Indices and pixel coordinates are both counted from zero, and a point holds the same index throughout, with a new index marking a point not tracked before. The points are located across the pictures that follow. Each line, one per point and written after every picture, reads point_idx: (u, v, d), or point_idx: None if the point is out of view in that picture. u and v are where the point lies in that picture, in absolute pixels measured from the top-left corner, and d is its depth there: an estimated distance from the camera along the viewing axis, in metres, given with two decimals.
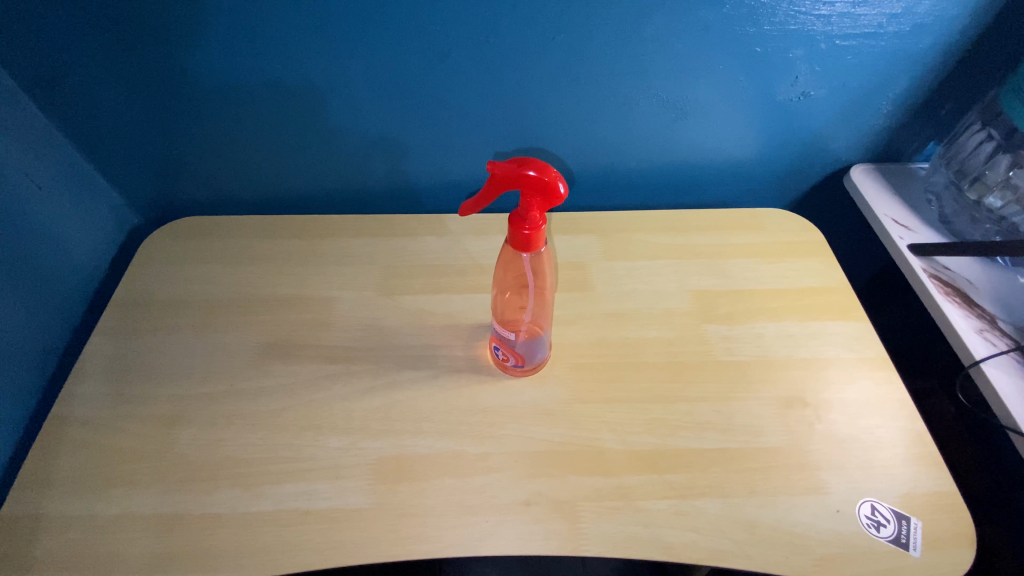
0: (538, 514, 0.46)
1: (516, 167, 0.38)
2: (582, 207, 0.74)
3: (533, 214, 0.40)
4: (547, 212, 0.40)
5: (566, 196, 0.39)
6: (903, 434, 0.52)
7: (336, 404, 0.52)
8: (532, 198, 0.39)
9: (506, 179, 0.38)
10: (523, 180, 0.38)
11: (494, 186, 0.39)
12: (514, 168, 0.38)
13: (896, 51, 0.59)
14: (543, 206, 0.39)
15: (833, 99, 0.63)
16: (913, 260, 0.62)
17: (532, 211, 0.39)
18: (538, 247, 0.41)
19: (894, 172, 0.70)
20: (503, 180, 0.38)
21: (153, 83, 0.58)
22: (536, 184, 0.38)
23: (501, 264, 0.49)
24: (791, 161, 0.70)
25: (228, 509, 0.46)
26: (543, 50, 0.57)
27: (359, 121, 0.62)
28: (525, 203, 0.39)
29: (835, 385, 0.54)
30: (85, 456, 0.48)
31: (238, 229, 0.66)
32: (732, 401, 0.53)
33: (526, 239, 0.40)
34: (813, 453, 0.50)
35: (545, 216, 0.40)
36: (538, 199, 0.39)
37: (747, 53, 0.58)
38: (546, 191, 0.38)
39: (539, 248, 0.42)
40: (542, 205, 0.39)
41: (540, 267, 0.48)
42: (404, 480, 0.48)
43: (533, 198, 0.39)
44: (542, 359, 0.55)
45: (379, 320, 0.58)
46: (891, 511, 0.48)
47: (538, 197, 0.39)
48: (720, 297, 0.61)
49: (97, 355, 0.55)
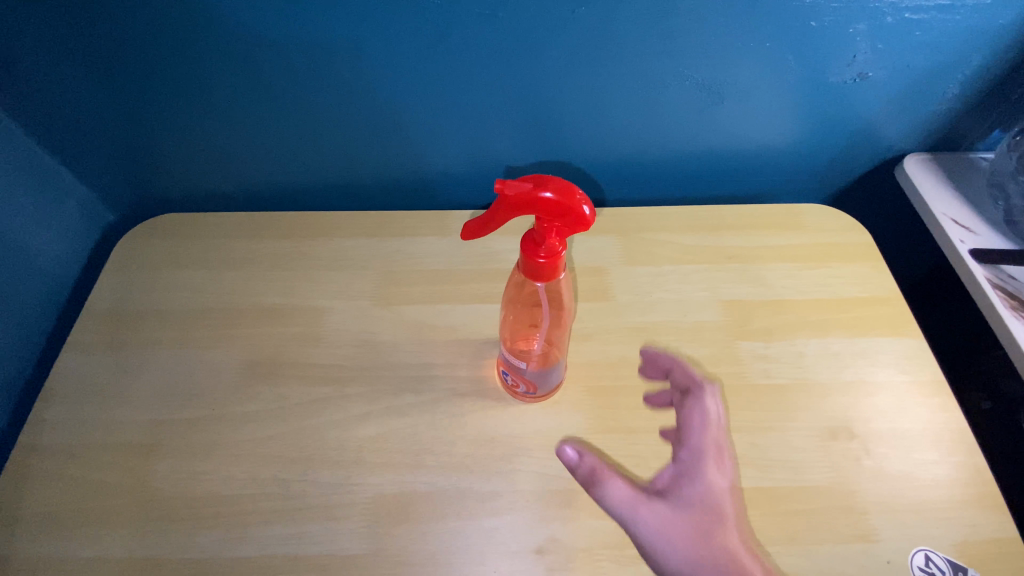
0: (552, 564, 0.41)
1: (530, 188, 0.31)
2: (603, 201, 0.67)
3: (550, 239, 0.34)
4: (567, 236, 0.35)
5: (592, 220, 0.33)
6: (961, 471, 0.46)
7: (327, 432, 0.47)
8: (552, 223, 0.33)
9: (523, 204, 0.32)
10: (538, 204, 0.32)
11: (504, 212, 0.33)
12: (528, 189, 0.32)
13: (972, 27, 0.51)
14: (563, 230, 0.34)
15: (892, 81, 0.55)
16: (975, 267, 0.55)
17: (552, 237, 0.34)
18: (556, 275, 0.36)
19: (953, 163, 0.63)
20: (514, 204, 0.32)
21: (117, 67, 0.51)
22: (558, 208, 0.32)
23: (512, 284, 0.43)
24: (836, 151, 0.63)
25: (208, 553, 0.41)
26: (562, 26, 0.49)
27: (353, 108, 0.55)
28: (542, 228, 0.34)
29: (885, 413, 0.49)
30: (54, 490, 0.44)
31: (222, 227, 0.60)
32: (769, 433, 0.47)
33: (542, 267, 0.35)
34: (861, 494, 0.45)
35: (564, 240, 0.35)
36: (558, 225, 0.33)
37: (799, 28, 0.50)
38: (570, 216, 0.32)
39: (557, 275, 0.36)
40: (563, 230, 0.34)
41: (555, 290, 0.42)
42: (403, 522, 0.43)
43: (552, 222, 0.33)
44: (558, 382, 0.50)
45: (375, 335, 0.52)
46: (947, 562, 0.42)
47: (559, 222, 0.33)
48: (756, 309, 0.55)
49: (68, 372, 0.50)
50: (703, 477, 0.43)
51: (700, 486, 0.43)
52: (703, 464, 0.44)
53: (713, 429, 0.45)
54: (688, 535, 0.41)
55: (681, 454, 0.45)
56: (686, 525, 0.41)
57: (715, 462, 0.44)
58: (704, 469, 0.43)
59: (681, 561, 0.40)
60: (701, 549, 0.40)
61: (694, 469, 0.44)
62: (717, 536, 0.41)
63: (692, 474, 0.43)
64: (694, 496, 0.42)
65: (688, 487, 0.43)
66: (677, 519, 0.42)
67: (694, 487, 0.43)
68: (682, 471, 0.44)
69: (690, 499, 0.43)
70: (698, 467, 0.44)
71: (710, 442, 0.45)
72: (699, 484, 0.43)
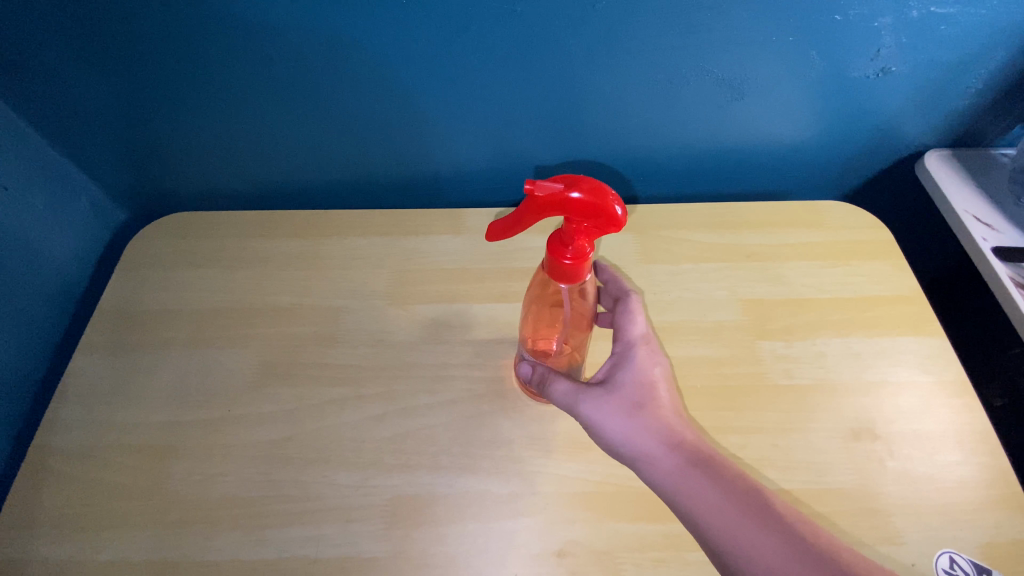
0: (573, 567, 0.41)
1: (560, 189, 0.31)
2: (636, 198, 0.67)
3: (579, 240, 0.34)
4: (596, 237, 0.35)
5: (623, 221, 0.33)
6: (985, 472, 0.46)
7: (345, 434, 0.46)
8: (581, 224, 0.33)
9: (553, 205, 0.32)
10: (567, 205, 0.32)
11: (534, 214, 0.33)
12: (558, 190, 0.32)
13: (1000, 21, 0.50)
14: (591, 232, 0.34)
15: (915, 77, 0.54)
16: (998, 265, 0.55)
17: (581, 237, 0.34)
18: (584, 275, 0.36)
19: (974, 160, 0.62)
20: (543, 205, 0.32)
21: (128, 64, 0.50)
22: (588, 209, 0.32)
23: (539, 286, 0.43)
24: (856, 147, 0.62)
25: (226, 555, 0.41)
26: (581, 21, 0.48)
27: (366, 105, 0.55)
28: (572, 229, 0.34)
29: (907, 414, 0.48)
30: (71, 492, 0.44)
31: (234, 226, 0.59)
32: (791, 434, 0.47)
33: (570, 268, 0.35)
34: (884, 496, 0.44)
35: (591, 242, 0.35)
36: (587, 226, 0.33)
37: (823, 22, 0.49)
38: (601, 218, 0.32)
39: (584, 275, 0.37)
40: (592, 230, 0.34)
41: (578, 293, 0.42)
42: (422, 524, 0.42)
43: (582, 223, 0.33)
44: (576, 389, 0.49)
45: (390, 335, 0.52)
46: (972, 564, 0.42)
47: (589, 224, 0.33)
48: (776, 308, 0.54)
49: (83, 373, 0.50)
50: (634, 360, 0.44)
51: (631, 369, 0.44)
52: (634, 351, 0.45)
53: (640, 325, 0.46)
54: (623, 411, 0.42)
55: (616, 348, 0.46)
56: (617, 400, 0.42)
57: (645, 347, 0.45)
58: (635, 354, 0.45)
59: (615, 430, 0.41)
60: (633, 422, 0.41)
61: (625, 355, 0.45)
62: (651, 411, 0.42)
63: (624, 359, 0.45)
64: (627, 377, 0.44)
65: (620, 371, 0.44)
66: (610, 396, 0.43)
67: (626, 369, 0.44)
68: (617, 360, 0.45)
69: (624, 379, 0.44)
70: (629, 353, 0.45)
71: (638, 331, 0.46)
72: (630, 367, 0.44)
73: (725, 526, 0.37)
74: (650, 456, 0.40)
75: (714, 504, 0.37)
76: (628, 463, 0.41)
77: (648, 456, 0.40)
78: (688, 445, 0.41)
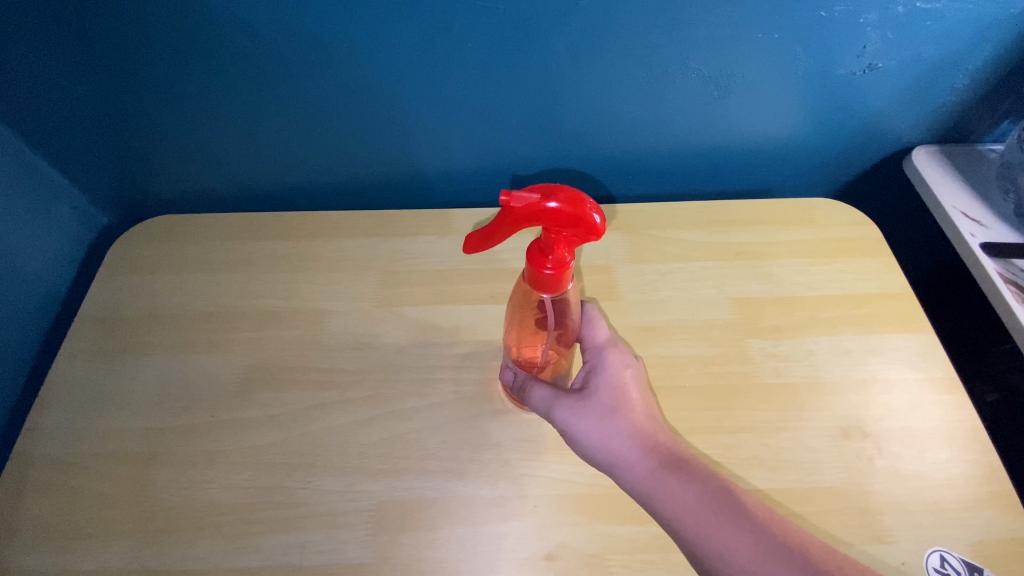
0: (562, 570, 0.41)
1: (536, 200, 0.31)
2: (613, 198, 0.67)
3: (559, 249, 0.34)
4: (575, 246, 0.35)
5: (603, 229, 0.32)
6: (975, 470, 0.46)
7: (331, 439, 0.46)
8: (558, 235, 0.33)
9: (530, 216, 0.32)
10: (545, 215, 0.31)
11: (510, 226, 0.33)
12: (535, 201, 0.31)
13: (986, 16, 0.50)
14: (571, 241, 0.34)
15: (902, 73, 0.54)
16: (987, 261, 0.55)
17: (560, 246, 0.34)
18: (565, 283, 0.36)
19: (961, 156, 0.62)
20: (520, 216, 0.31)
21: (107, 66, 0.50)
22: (567, 218, 0.32)
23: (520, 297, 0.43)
24: (844, 145, 0.62)
25: (210, 563, 0.40)
26: (565, 19, 0.48)
27: (350, 105, 0.54)
28: (552, 239, 0.33)
29: (897, 412, 0.48)
30: (52, 501, 0.43)
31: (219, 229, 0.59)
32: (781, 433, 0.46)
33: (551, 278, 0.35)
34: (875, 495, 0.44)
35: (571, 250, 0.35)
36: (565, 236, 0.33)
37: (808, 19, 0.49)
38: (578, 228, 0.32)
39: (566, 284, 0.37)
40: (572, 239, 0.33)
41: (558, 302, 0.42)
42: (409, 530, 0.42)
43: (561, 232, 0.33)
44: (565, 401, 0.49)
45: (378, 338, 0.51)
46: (963, 563, 0.42)
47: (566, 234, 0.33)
48: (766, 306, 0.54)
49: (64, 379, 0.49)
50: (606, 366, 0.45)
51: (603, 375, 0.44)
52: (604, 357, 0.45)
53: (603, 330, 0.47)
54: (598, 418, 0.42)
55: (587, 357, 0.46)
56: (592, 407, 0.43)
57: (613, 351, 0.45)
58: (605, 360, 0.45)
59: (592, 437, 0.42)
60: (609, 427, 0.42)
61: (597, 362, 0.45)
62: (625, 415, 0.42)
63: (597, 366, 0.45)
64: (600, 383, 0.44)
65: (593, 378, 0.45)
66: (585, 403, 0.43)
67: (599, 375, 0.44)
68: (590, 368, 0.46)
69: (597, 386, 0.44)
70: (600, 359, 0.45)
71: (604, 336, 0.47)
72: (603, 373, 0.44)
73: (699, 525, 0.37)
74: (627, 460, 0.41)
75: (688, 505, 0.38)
76: (606, 470, 0.41)
77: (625, 461, 0.41)
78: (662, 446, 0.41)
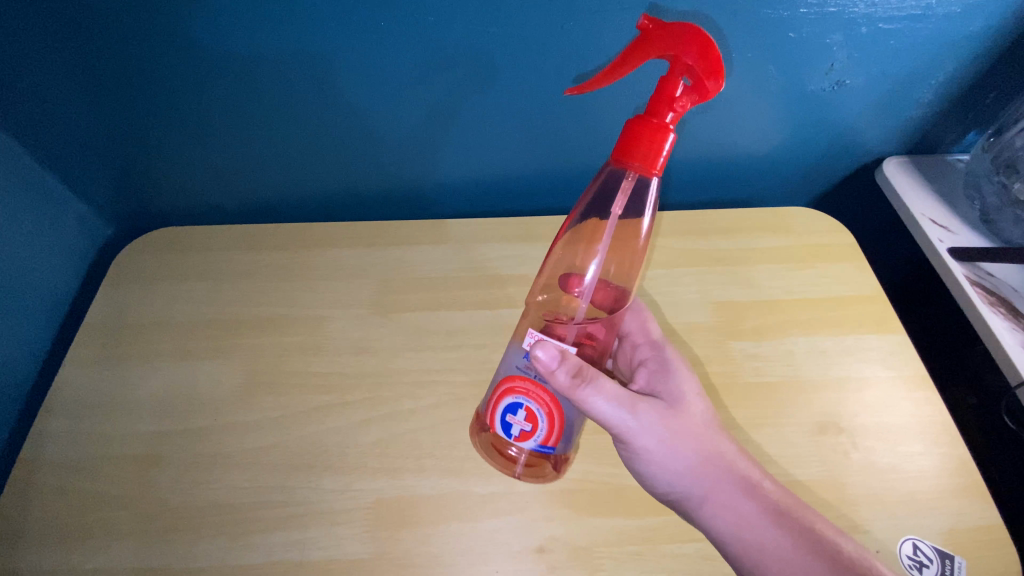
0: (553, 562, 0.42)
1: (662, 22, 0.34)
2: (663, 205, 0.70)
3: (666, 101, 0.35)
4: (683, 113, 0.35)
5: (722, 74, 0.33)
6: (946, 462, 0.48)
7: (330, 440, 0.47)
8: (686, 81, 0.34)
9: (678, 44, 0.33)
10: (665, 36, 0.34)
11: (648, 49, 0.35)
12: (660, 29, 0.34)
13: (945, 35, 0.53)
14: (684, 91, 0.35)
15: (870, 88, 0.57)
16: (953, 265, 0.57)
17: (682, 99, 0.35)
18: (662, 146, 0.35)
19: (929, 166, 0.65)
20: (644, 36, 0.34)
21: (116, 85, 0.52)
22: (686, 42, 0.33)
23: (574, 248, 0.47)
24: (819, 156, 0.65)
25: (214, 561, 0.42)
26: (552, 40, 0.51)
27: (346, 120, 0.57)
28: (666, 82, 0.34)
29: (871, 408, 0.50)
30: (60, 503, 0.44)
31: (221, 240, 0.61)
32: (761, 429, 0.49)
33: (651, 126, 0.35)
34: (850, 487, 0.46)
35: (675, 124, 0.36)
36: (688, 90, 0.35)
37: (779, 40, 0.52)
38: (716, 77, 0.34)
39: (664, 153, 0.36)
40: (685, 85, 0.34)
41: (607, 282, 0.46)
42: (405, 526, 0.44)
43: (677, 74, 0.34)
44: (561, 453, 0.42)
45: (375, 343, 0.53)
46: (934, 550, 0.44)
47: (699, 79, 0.34)
48: (747, 309, 0.56)
49: (69, 387, 0.50)
50: (674, 370, 0.47)
51: (672, 380, 0.47)
52: (668, 356, 0.48)
53: (652, 327, 0.51)
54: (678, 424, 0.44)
55: (648, 356, 0.49)
56: (672, 412, 0.44)
57: (670, 350, 0.49)
58: (671, 360, 0.48)
59: (679, 443, 0.43)
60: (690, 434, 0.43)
61: (661, 363, 0.48)
62: (701, 421, 0.44)
63: (665, 369, 0.48)
64: (671, 390, 0.46)
65: (663, 384, 0.47)
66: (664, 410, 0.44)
67: (668, 381, 0.47)
68: (655, 372, 0.48)
69: (667, 394, 0.46)
70: (661, 357, 0.49)
71: (657, 333, 0.50)
72: (670, 377, 0.47)
73: (753, 543, 0.40)
74: (714, 462, 0.43)
75: (748, 521, 0.41)
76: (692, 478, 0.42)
77: (710, 462, 0.43)
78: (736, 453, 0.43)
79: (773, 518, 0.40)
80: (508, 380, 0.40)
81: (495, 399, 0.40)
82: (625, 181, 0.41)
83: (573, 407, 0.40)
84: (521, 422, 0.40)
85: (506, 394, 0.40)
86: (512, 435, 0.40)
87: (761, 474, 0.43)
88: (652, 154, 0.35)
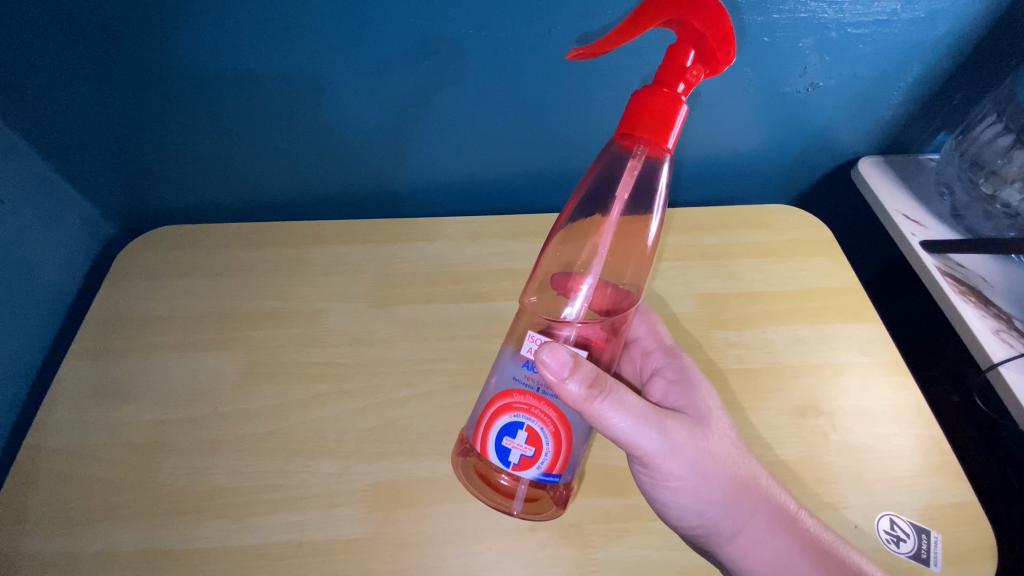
0: (545, 540, 0.44)
1: None
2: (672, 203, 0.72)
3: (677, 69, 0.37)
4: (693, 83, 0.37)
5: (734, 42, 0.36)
6: (921, 442, 0.50)
7: (327, 427, 0.49)
8: (697, 51, 0.36)
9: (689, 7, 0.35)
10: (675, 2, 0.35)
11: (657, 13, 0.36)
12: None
13: (911, 39, 0.56)
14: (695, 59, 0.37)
15: (844, 90, 0.60)
16: (925, 257, 0.60)
17: (694, 68, 0.37)
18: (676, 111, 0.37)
19: (902, 164, 0.68)
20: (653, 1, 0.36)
21: (124, 91, 0.54)
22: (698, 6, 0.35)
23: (572, 247, 0.48)
24: (795, 156, 0.68)
25: (215, 542, 0.43)
26: (539, 43, 0.54)
27: (343, 122, 0.59)
28: (678, 49, 0.36)
29: (850, 391, 0.52)
30: (61, 488, 0.45)
31: (219, 238, 0.62)
32: (743, 412, 0.51)
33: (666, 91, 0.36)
34: (828, 465, 0.48)
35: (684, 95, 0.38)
36: (700, 60, 0.37)
37: (754, 44, 0.55)
38: (725, 44, 0.36)
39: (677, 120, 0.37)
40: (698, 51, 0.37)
41: (608, 282, 0.47)
42: (402, 507, 0.45)
43: (688, 41, 0.36)
44: (565, 479, 0.42)
45: (370, 334, 0.55)
46: (911, 525, 0.45)
47: (711, 47, 0.36)
48: (729, 301, 0.59)
49: (72, 379, 0.52)
50: (698, 385, 0.48)
51: (694, 395, 0.47)
52: (683, 364, 0.50)
53: (664, 336, 0.53)
54: (704, 442, 0.43)
55: (665, 364, 0.51)
56: (697, 428, 0.44)
57: (684, 358, 0.51)
58: (691, 371, 0.49)
59: (706, 463, 0.43)
60: (716, 450, 0.43)
61: (683, 374, 0.49)
62: (726, 439, 0.44)
63: (688, 381, 0.48)
64: (694, 404, 0.46)
65: (686, 397, 0.47)
66: (689, 425, 0.44)
67: (691, 393, 0.47)
68: (677, 384, 0.49)
69: (690, 407, 0.46)
70: (676, 365, 0.50)
71: (669, 342, 0.52)
72: (693, 391, 0.47)
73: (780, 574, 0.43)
74: (740, 480, 0.43)
75: (782, 558, 0.42)
76: (720, 497, 0.43)
77: (738, 481, 0.43)
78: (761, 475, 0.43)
79: (813, 554, 0.41)
80: (506, 395, 0.40)
81: (489, 422, 0.40)
82: (631, 162, 0.41)
83: (587, 419, 0.40)
84: (521, 447, 0.40)
85: (503, 413, 0.40)
86: (512, 461, 0.40)
87: (796, 505, 0.43)
88: (667, 125, 0.37)
